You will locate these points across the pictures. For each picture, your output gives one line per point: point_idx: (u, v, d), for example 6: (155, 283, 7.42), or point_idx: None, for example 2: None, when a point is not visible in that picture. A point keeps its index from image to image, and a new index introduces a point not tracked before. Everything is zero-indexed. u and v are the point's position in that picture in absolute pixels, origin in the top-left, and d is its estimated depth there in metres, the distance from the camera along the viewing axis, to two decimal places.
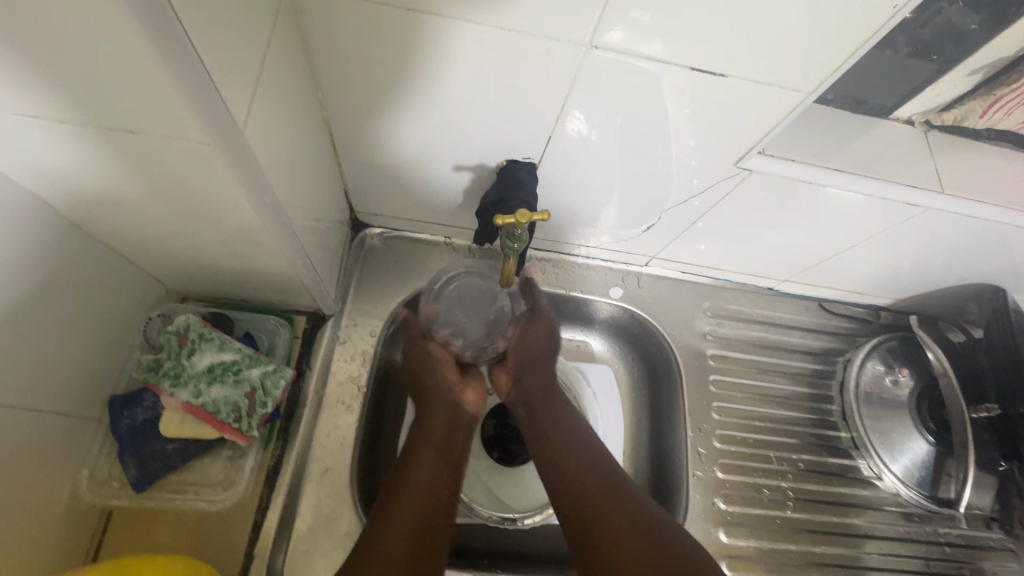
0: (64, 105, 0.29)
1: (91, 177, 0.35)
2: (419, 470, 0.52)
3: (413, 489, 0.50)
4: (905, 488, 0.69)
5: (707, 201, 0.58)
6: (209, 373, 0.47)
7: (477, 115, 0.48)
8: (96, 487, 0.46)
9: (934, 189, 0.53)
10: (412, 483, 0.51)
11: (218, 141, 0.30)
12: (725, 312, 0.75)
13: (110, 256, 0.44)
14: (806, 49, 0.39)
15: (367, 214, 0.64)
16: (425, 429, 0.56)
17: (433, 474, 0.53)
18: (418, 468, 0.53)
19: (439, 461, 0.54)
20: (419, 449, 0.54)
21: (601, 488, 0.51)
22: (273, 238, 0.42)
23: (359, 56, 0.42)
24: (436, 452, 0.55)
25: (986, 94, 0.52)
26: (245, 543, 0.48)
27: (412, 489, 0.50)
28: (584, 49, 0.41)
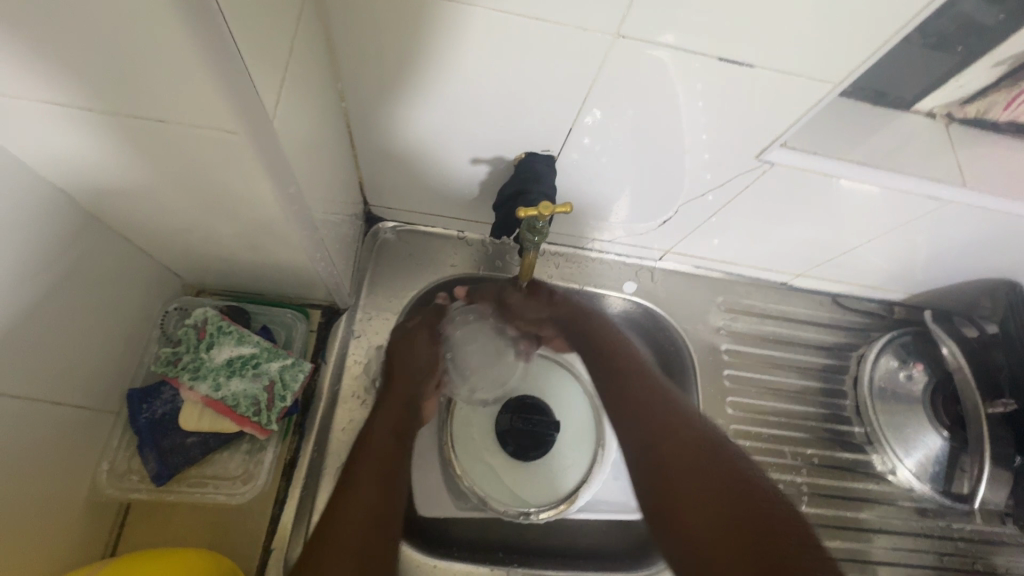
0: (92, 91, 0.28)
1: (114, 166, 0.34)
2: (362, 475, 0.49)
3: (356, 496, 0.47)
4: (919, 482, 0.69)
5: (723, 196, 0.57)
6: (228, 366, 0.46)
7: (496, 106, 0.47)
8: (115, 480, 0.45)
9: (955, 182, 0.52)
10: (354, 492, 0.47)
11: (247, 131, 0.30)
12: (739, 307, 0.74)
13: (129, 248, 0.44)
14: (835, 40, 0.38)
15: (381, 207, 0.63)
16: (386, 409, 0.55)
17: (385, 461, 0.51)
18: (365, 474, 0.49)
19: (387, 462, 0.51)
20: (366, 452, 0.50)
21: (684, 452, 0.51)
22: (293, 230, 0.41)
23: (380, 46, 0.41)
24: (385, 450, 0.51)
25: (1010, 87, 0.52)
26: (264, 536, 0.49)
27: (354, 499, 0.47)
28: (610, 39, 0.40)
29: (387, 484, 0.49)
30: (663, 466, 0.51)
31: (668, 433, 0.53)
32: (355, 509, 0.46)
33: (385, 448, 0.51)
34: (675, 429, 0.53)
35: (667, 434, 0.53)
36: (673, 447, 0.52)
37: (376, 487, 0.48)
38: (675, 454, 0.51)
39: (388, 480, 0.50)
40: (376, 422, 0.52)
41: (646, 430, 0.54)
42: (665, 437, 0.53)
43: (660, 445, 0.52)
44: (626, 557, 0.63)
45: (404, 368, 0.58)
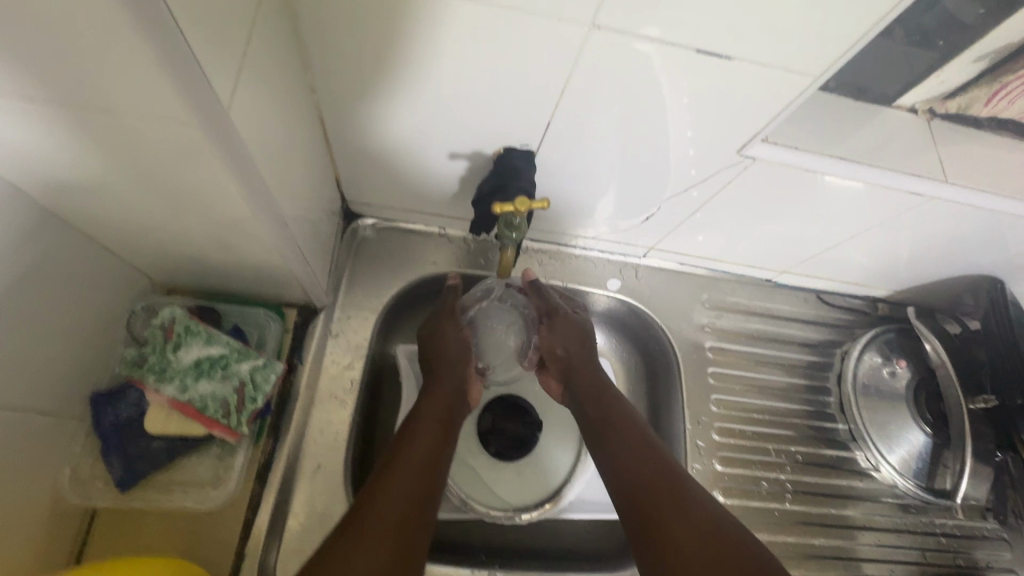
0: (34, 83, 0.27)
1: (68, 161, 0.33)
2: (411, 456, 0.48)
3: (403, 474, 0.46)
4: (902, 479, 0.69)
5: (706, 192, 0.57)
6: (196, 368, 0.45)
7: (473, 101, 0.46)
8: (80, 487, 0.44)
9: (937, 178, 0.52)
10: (402, 471, 0.47)
11: (203, 124, 0.29)
12: (723, 304, 0.74)
13: (90, 247, 0.42)
14: (815, 33, 0.38)
15: (359, 204, 0.62)
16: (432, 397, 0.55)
17: (432, 448, 0.50)
18: (413, 455, 0.49)
19: (433, 449, 0.50)
20: (415, 435, 0.50)
21: (665, 489, 0.48)
22: (262, 227, 0.40)
23: (352, 37, 0.40)
24: (432, 440, 0.51)
25: (990, 83, 0.51)
26: (237, 544, 0.47)
27: (401, 476, 0.46)
28: (586, 30, 0.39)
29: (431, 470, 0.49)
30: (639, 499, 0.48)
31: (648, 467, 0.50)
32: (402, 487, 0.45)
33: (431, 436, 0.51)
34: (658, 465, 0.50)
35: (648, 468, 0.50)
36: (652, 482, 0.49)
37: (421, 470, 0.48)
38: (653, 490, 0.48)
39: (432, 467, 0.49)
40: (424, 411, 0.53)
41: (625, 459, 0.51)
42: (644, 471, 0.50)
43: (638, 478, 0.49)
44: (610, 557, 0.62)
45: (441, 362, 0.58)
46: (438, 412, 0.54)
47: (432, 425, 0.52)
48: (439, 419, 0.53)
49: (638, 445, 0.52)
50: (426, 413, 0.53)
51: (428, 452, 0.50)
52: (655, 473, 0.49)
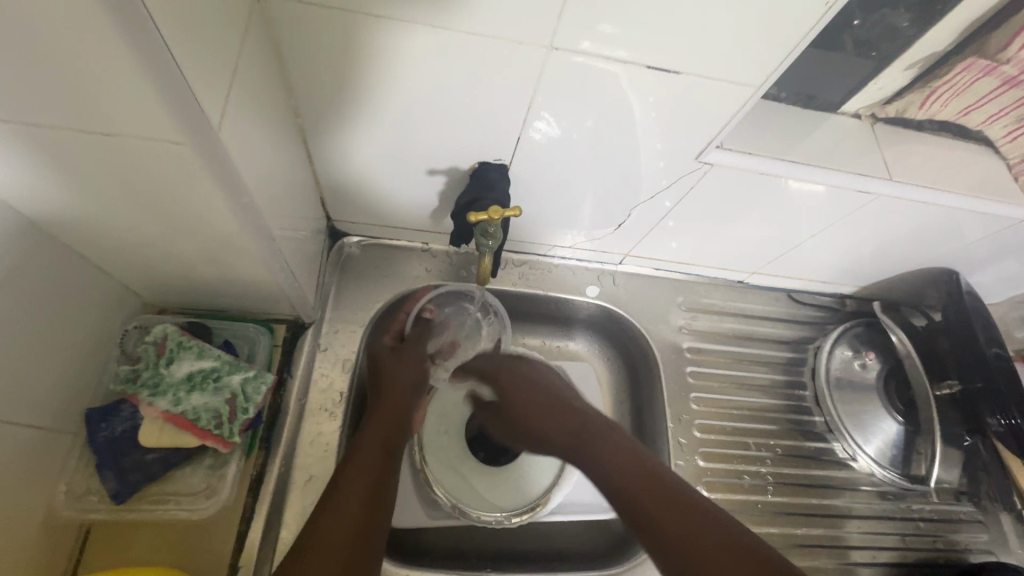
0: (41, 109, 0.29)
1: (64, 184, 0.35)
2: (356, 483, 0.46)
3: (347, 502, 0.45)
4: (879, 468, 0.71)
5: (673, 199, 0.60)
6: (188, 381, 0.47)
7: (445, 119, 0.49)
8: (74, 501, 0.44)
9: (883, 176, 0.56)
10: (343, 504, 0.44)
11: (193, 140, 0.31)
12: (698, 306, 0.77)
13: (84, 266, 0.44)
14: (752, 47, 0.42)
15: (344, 222, 0.65)
16: (380, 413, 0.53)
17: (380, 471, 0.48)
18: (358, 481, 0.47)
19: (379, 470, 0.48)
20: (356, 459, 0.48)
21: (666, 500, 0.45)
22: (250, 241, 0.42)
23: (330, 63, 0.43)
24: (376, 461, 0.48)
25: (923, 88, 0.56)
26: (230, 556, 0.48)
27: (340, 508, 0.44)
28: (547, 51, 0.42)
29: (375, 495, 0.46)
30: (630, 502, 0.46)
31: (637, 466, 0.48)
32: (343, 520, 0.43)
33: (375, 462, 0.48)
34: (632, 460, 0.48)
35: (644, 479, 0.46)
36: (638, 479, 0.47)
37: (362, 498, 0.45)
38: (652, 498, 0.45)
39: (379, 488, 0.47)
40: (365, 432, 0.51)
41: (613, 467, 0.48)
42: (632, 478, 0.47)
43: (632, 489, 0.46)
44: (601, 556, 0.63)
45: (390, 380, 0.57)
46: (380, 437, 0.51)
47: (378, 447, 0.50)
48: (381, 443, 0.50)
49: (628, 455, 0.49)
50: (371, 434, 0.51)
51: (376, 473, 0.48)
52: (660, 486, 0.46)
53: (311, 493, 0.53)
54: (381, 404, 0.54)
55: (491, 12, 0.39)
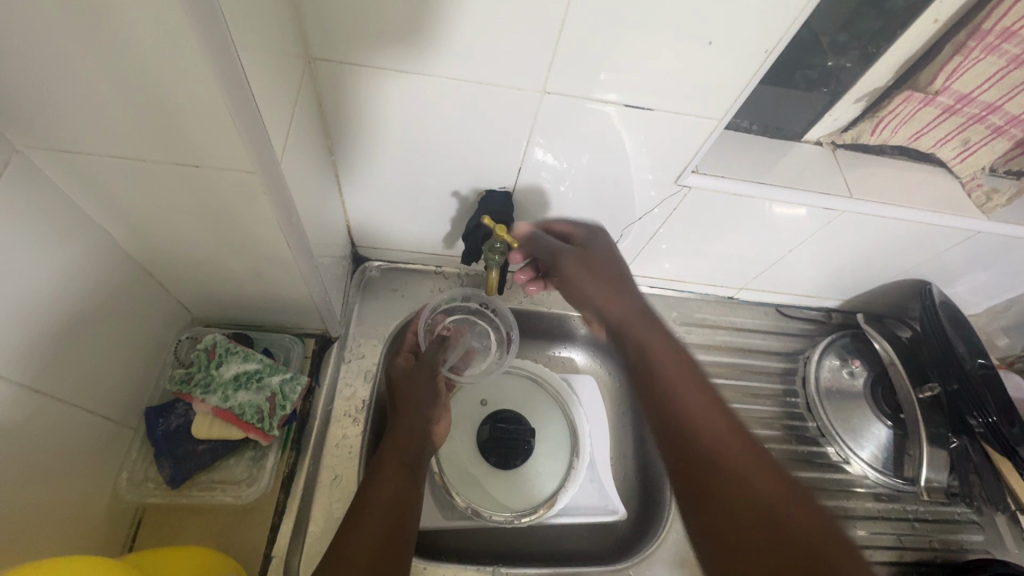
0: (146, 145, 0.36)
1: (150, 209, 0.43)
2: (378, 498, 0.51)
3: (371, 515, 0.49)
4: (873, 471, 0.74)
5: (658, 218, 0.67)
6: (235, 380, 0.53)
7: (454, 153, 0.57)
8: (134, 487, 0.50)
9: (845, 194, 0.63)
10: (370, 516, 0.49)
11: (261, 170, 0.39)
12: (692, 320, 0.83)
13: (149, 283, 0.51)
14: (712, 89, 0.49)
15: (366, 248, 0.72)
16: (398, 433, 0.58)
17: (399, 486, 0.53)
18: (383, 492, 0.52)
19: (398, 487, 0.53)
20: (379, 476, 0.53)
21: (725, 455, 0.44)
22: (293, 256, 0.49)
23: (360, 109, 0.51)
24: (395, 477, 0.54)
25: (872, 118, 0.63)
26: (265, 545, 0.53)
27: (368, 520, 0.49)
28: (540, 95, 0.50)
29: (398, 506, 0.51)
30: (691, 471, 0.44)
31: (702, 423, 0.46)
32: (367, 530, 0.48)
33: (395, 478, 0.53)
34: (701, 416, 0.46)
35: (706, 428, 0.46)
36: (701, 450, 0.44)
37: (386, 511, 0.50)
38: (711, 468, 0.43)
39: (402, 502, 0.52)
40: (386, 451, 0.56)
41: (664, 415, 0.48)
42: (688, 428, 0.46)
43: (676, 443, 0.46)
44: (601, 556, 0.68)
45: (409, 398, 0.62)
46: (398, 454, 0.56)
47: (392, 468, 0.55)
48: (402, 459, 0.56)
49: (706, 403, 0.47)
50: (392, 455, 0.56)
51: (394, 494, 0.52)
52: (723, 438, 0.45)
53: (336, 491, 0.58)
54: (399, 427, 0.59)
55: (493, 64, 0.47)
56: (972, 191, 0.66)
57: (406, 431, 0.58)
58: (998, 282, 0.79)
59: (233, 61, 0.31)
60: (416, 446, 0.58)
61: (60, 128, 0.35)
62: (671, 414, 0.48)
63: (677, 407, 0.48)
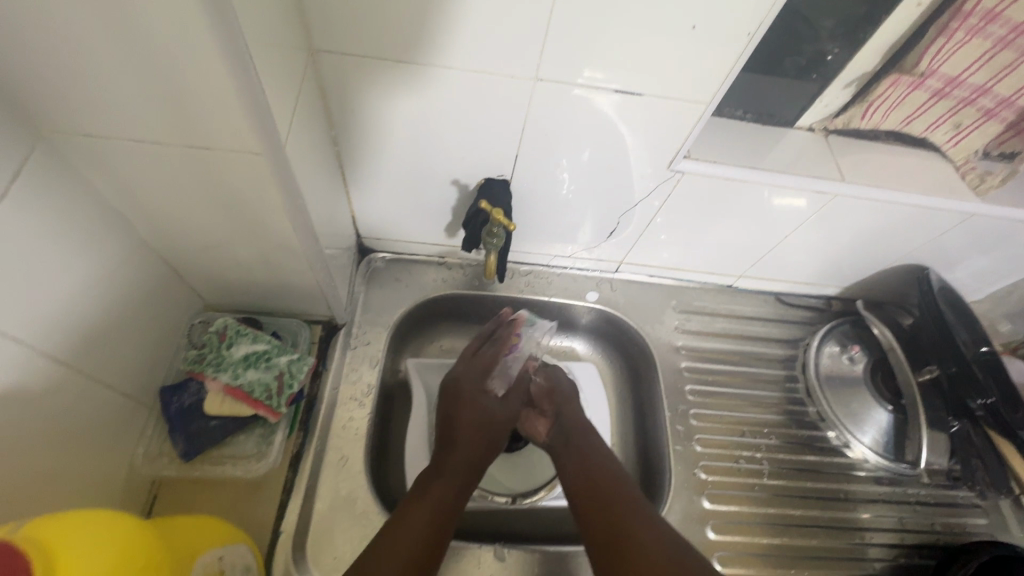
0: (162, 128, 0.39)
1: (165, 193, 0.45)
2: (427, 500, 0.52)
3: (415, 515, 0.51)
4: (873, 455, 0.75)
5: (652, 205, 0.68)
6: (245, 360, 0.55)
7: (452, 142, 0.59)
8: (149, 461, 0.53)
9: (837, 177, 0.64)
10: (415, 517, 0.50)
11: (266, 152, 0.41)
12: (691, 308, 0.84)
13: (163, 267, 0.54)
14: (698, 73, 0.51)
15: (371, 239, 0.75)
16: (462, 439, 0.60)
17: (451, 494, 0.54)
18: (432, 495, 0.53)
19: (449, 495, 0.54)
20: (435, 478, 0.55)
21: (613, 487, 0.56)
22: (299, 240, 0.51)
23: (361, 100, 0.54)
24: (451, 485, 0.55)
25: (862, 102, 0.64)
26: (273, 521, 0.55)
27: (413, 519, 0.50)
28: (532, 82, 0.52)
29: (444, 515, 0.52)
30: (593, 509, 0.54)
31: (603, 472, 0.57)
32: (409, 530, 0.49)
33: (451, 485, 0.55)
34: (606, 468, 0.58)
35: (610, 475, 0.57)
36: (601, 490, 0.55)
37: (433, 516, 0.51)
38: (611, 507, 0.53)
39: (448, 511, 0.53)
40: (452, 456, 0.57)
41: (575, 467, 0.59)
42: (590, 474, 0.58)
43: (582, 481, 0.57)
44: None
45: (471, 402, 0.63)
46: (463, 460, 0.57)
47: (450, 470, 0.56)
48: (465, 468, 0.57)
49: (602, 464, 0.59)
50: (454, 459, 0.57)
51: (443, 499, 0.53)
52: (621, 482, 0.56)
53: (342, 471, 0.60)
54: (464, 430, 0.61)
55: (486, 53, 0.49)
56: (966, 174, 0.67)
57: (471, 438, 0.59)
58: (998, 266, 0.79)
59: (241, 47, 0.34)
60: (478, 457, 0.59)
61: (84, 113, 0.37)
62: (587, 464, 0.59)
63: (593, 482, 0.56)
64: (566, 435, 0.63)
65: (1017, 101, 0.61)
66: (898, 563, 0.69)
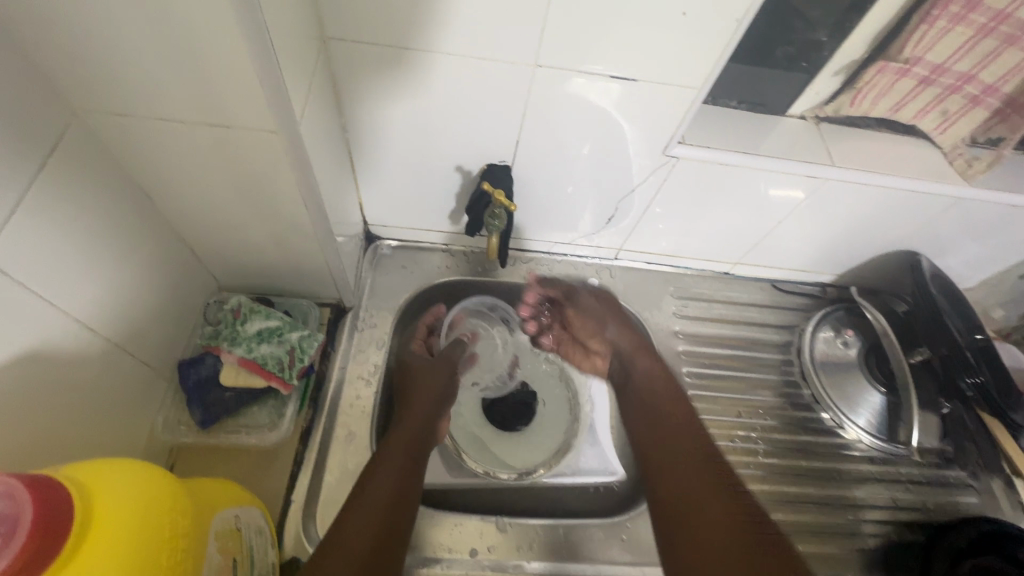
0: (187, 108, 0.42)
1: (186, 172, 0.48)
2: (369, 491, 0.52)
3: (364, 504, 0.51)
4: (866, 436, 0.77)
5: (649, 191, 0.70)
6: (258, 335, 0.58)
7: (456, 128, 0.62)
8: (169, 429, 0.56)
9: (826, 163, 0.66)
10: (363, 505, 0.51)
11: (282, 130, 0.44)
12: (688, 295, 0.86)
13: (182, 247, 0.57)
14: (690, 58, 0.53)
15: (378, 227, 0.78)
16: (401, 431, 0.60)
17: (398, 477, 0.54)
18: (377, 484, 0.53)
19: (395, 479, 0.54)
20: (377, 464, 0.55)
21: (683, 451, 0.60)
22: (311, 219, 0.54)
23: (371, 86, 0.56)
24: (392, 469, 0.55)
25: (850, 89, 0.66)
26: (285, 490, 0.58)
27: (359, 509, 0.50)
28: (531, 68, 0.55)
29: (396, 499, 0.53)
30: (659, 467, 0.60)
31: (682, 432, 0.62)
32: (359, 517, 0.49)
33: (393, 468, 0.55)
34: (685, 430, 0.62)
35: (681, 434, 0.61)
36: (675, 449, 0.60)
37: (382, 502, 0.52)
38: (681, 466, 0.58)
39: (400, 493, 0.53)
40: (387, 443, 0.57)
41: (647, 433, 0.64)
42: (666, 443, 0.61)
43: (655, 447, 0.62)
44: (603, 513, 0.71)
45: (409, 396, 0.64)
46: (404, 448, 0.57)
47: (397, 456, 0.56)
48: (405, 453, 0.57)
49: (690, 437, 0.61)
50: (393, 448, 0.57)
51: (394, 487, 0.53)
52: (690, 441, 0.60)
53: (351, 445, 0.62)
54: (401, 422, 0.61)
55: (488, 40, 0.52)
56: (954, 160, 0.69)
57: (410, 425, 0.60)
58: (990, 254, 0.81)
59: (260, 29, 0.36)
60: (421, 442, 0.59)
61: (116, 94, 0.40)
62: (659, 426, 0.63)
63: (667, 441, 0.61)
64: (624, 377, 0.71)
65: (1002, 88, 0.63)
66: (889, 538, 0.71)
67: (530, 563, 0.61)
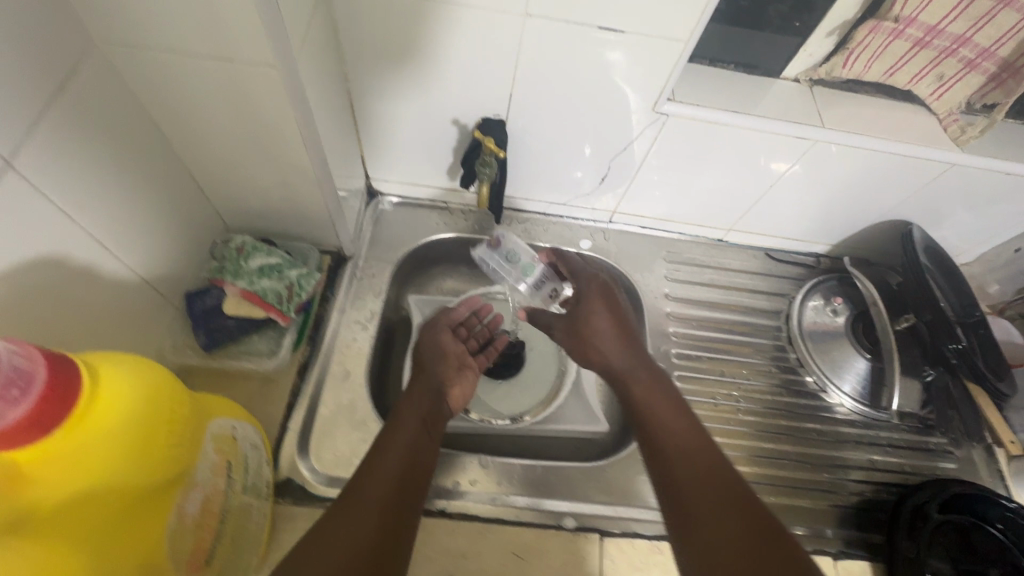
0: (192, 40, 0.45)
1: (194, 107, 0.51)
2: (388, 453, 0.50)
3: (383, 464, 0.49)
4: (847, 399, 0.78)
5: (641, 150, 0.72)
6: (259, 270, 0.62)
7: (451, 80, 0.64)
8: (177, 351, 0.61)
9: (816, 123, 0.67)
10: (379, 463, 0.49)
11: (281, 64, 0.46)
12: (681, 260, 0.88)
13: (191, 183, 0.60)
14: (677, 10, 0.54)
15: (379, 181, 0.81)
16: (416, 392, 0.59)
17: (415, 437, 0.53)
18: (395, 447, 0.51)
19: (410, 443, 0.52)
20: (393, 428, 0.53)
21: (699, 469, 0.49)
22: (310, 161, 0.57)
23: (369, 36, 0.59)
24: (408, 431, 0.53)
25: (843, 50, 0.67)
26: (282, 415, 0.62)
27: (374, 467, 0.48)
28: (523, 19, 0.56)
29: (411, 459, 0.51)
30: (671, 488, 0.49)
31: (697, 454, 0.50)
32: (382, 475, 0.48)
33: (410, 430, 0.54)
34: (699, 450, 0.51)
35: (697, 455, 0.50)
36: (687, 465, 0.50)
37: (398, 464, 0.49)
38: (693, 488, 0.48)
39: (415, 458, 0.51)
40: (403, 409, 0.56)
41: (659, 448, 0.52)
42: (681, 459, 0.50)
43: (666, 463, 0.51)
44: (584, 460, 0.75)
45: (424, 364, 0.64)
46: (417, 414, 0.56)
47: (413, 426, 0.54)
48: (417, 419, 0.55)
49: (703, 447, 0.51)
50: (408, 411, 0.56)
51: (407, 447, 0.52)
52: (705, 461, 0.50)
53: (344, 381, 0.66)
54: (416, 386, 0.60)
55: None
56: (949, 126, 0.69)
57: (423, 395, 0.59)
58: (986, 225, 0.80)
59: None
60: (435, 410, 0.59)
61: (128, 24, 0.43)
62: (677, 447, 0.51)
63: (681, 461, 0.50)
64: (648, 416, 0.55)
65: (997, 52, 0.63)
66: (864, 497, 0.72)
67: (509, 497, 0.64)
